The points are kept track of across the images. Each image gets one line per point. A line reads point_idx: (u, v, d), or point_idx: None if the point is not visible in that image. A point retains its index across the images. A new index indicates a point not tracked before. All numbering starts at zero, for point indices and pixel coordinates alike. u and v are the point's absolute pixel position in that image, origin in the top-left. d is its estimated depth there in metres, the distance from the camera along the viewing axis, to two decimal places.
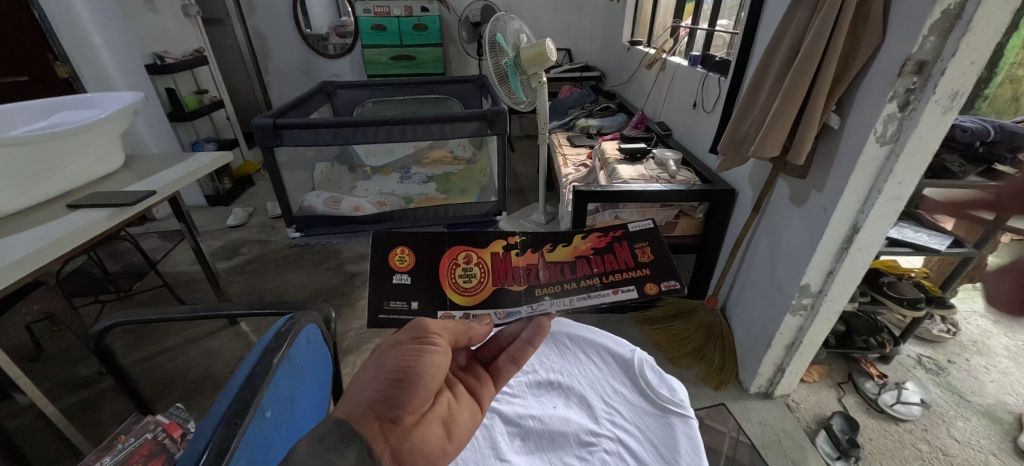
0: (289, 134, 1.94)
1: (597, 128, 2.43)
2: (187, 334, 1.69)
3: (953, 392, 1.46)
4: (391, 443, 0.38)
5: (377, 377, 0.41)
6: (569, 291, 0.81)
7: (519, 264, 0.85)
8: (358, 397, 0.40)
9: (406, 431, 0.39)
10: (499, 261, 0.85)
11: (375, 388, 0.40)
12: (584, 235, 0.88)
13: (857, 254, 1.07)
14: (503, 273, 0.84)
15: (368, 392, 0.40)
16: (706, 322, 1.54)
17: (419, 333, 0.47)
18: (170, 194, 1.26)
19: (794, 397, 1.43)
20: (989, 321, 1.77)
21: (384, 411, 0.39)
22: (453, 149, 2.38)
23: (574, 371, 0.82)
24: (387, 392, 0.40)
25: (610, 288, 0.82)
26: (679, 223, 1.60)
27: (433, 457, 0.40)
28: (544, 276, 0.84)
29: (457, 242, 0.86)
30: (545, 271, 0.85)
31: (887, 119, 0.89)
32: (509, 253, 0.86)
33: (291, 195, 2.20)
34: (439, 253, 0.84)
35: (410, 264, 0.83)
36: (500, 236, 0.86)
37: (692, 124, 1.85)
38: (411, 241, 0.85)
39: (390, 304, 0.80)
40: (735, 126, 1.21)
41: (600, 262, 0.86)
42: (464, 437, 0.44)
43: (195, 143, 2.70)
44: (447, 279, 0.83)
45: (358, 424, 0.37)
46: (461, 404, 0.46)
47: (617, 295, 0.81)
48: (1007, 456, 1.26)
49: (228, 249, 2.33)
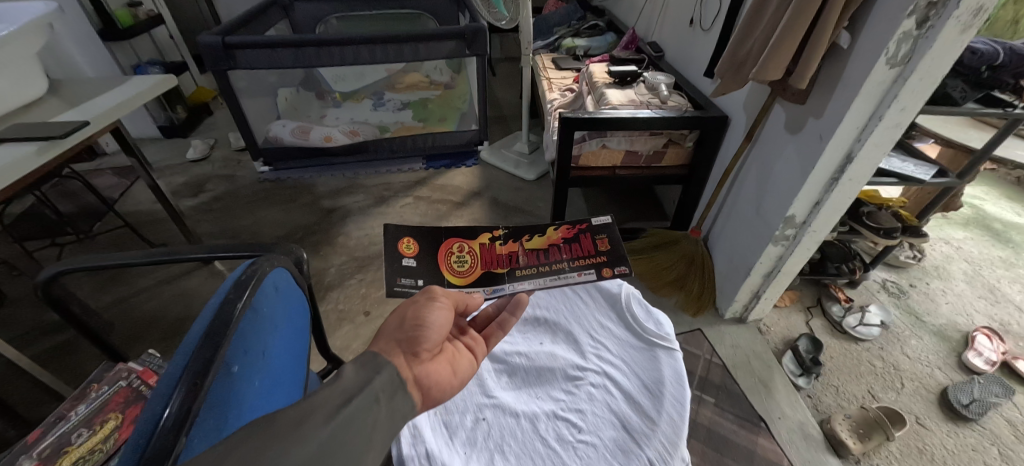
0: (242, 55, 1.75)
1: (585, 50, 2.26)
2: (158, 274, 1.62)
3: (911, 314, 1.56)
4: (412, 370, 0.38)
5: (398, 323, 0.41)
6: (542, 273, 0.78)
7: (503, 251, 0.81)
8: (384, 337, 0.39)
9: (426, 364, 0.39)
10: (486, 249, 0.81)
11: (398, 330, 0.40)
12: (556, 225, 0.85)
13: (847, 183, 1.05)
14: (489, 260, 0.80)
15: (391, 333, 0.40)
16: (688, 253, 1.57)
17: (426, 293, 0.46)
18: (108, 123, 1.12)
19: (766, 322, 1.50)
20: (952, 248, 1.85)
21: (407, 348, 0.39)
22: (429, 73, 2.13)
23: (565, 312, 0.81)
24: (408, 332, 0.40)
25: (576, 270, 0.77)
26: (667, 152, 1.54)
27: (447, 390, 0.40)
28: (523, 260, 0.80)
29: (452, 233, 0.81)
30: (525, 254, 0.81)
31: (901, 38, 0.82)
32: (494, 242, 0.82)
33: (254, 125, 2.06)
34: (437, 241, 0.79)
35: (415, 250, 0.77)
36: (486, 226, 0.83)
37: (687, 44, 1.72)
38: (416, 229, 0.79)
39: (401, 281, 0.73)
40: (737, 44, 1.11)
41: (570, 249, 0.82)
42: (469, 375, 0.44)
43: (137, 66, 2.42)
44: (444, 263, 0.77)
45: (385, 356, 0.37)
46: (465, 352, 0.45)
47: (581, 277, 0.76)
48: (949, 369, 1.38)
49: (192, 186, 2.18)
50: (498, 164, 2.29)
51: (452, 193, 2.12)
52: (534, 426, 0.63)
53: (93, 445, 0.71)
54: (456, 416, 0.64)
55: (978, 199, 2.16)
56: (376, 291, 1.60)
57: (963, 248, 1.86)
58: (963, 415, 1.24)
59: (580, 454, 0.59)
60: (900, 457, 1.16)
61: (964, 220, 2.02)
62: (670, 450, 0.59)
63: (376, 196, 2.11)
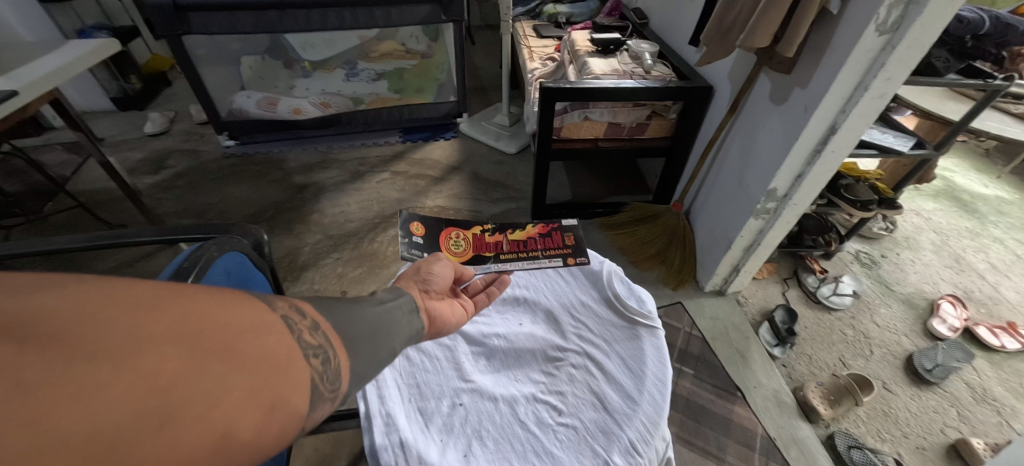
0: (197, 19, 1.63)
1: (566, 16, 2.16)
2: (118, 257, 1.53)
3: (881, 283, 1.60)
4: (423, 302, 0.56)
5: (415, 272, 0.62)
6: (519, 259, 0.88)
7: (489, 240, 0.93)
8: (406, 279, 0.59)
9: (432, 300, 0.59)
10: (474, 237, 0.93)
11: (416, 277, 0.61)
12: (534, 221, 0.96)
13: (829, 156, 1.04)
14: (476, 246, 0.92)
15: (411, 278, 0.60)
16: (670, 226, 1.55)
17: (434, 256, 0.67)
18: (42, 93, 1.02)
19: (743, 294, 1.53)
20: (922, 218, 1.90)
21: (420, 287, 0.59)
22: (405, 41, 1.96)
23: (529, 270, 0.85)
24: (422, 279, 0.61)
25: (546, 257, 0.86)
26: (650, 124, 1.50)
27: (448, 320, 0.59)
28: (506, 244, 0.92)
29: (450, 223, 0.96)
30: (509, 239, 0.93)
31: (892, 3, 0.79)
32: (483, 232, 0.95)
33: (216, 96, 1.93)
34: (438, 229, 0.95)
35: (421, 232, 0.94)
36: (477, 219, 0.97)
37: (672, 11, 1.66)
38: (423, 217, 0.96)
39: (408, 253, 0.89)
40: (724, 10, 1.06)
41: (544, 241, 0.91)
42: (464, 323, 0.64)
43: (81, 31, 2.22)
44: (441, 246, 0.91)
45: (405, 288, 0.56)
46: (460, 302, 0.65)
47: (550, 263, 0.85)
48: (915, 336, 1.43)
49: (152, 162, 2.05)
50: (478, 137, 2.22)
51: (431, 167, 2.05)
52: (513, 410, 0.61)
53: None
54: (432, 402, 0.62)
55: (949, 171, 2.21)
56: (353, 270, 1.55)
57: (932, 218, 1.91)
58: (925, 379, 1.30)
59: (560, 438, 0.58)
60: (867, 420, 1.21)
61: (934, 191, 2.07)
62: (651, 430, 0.58)
63: (351, 171, 2.03)
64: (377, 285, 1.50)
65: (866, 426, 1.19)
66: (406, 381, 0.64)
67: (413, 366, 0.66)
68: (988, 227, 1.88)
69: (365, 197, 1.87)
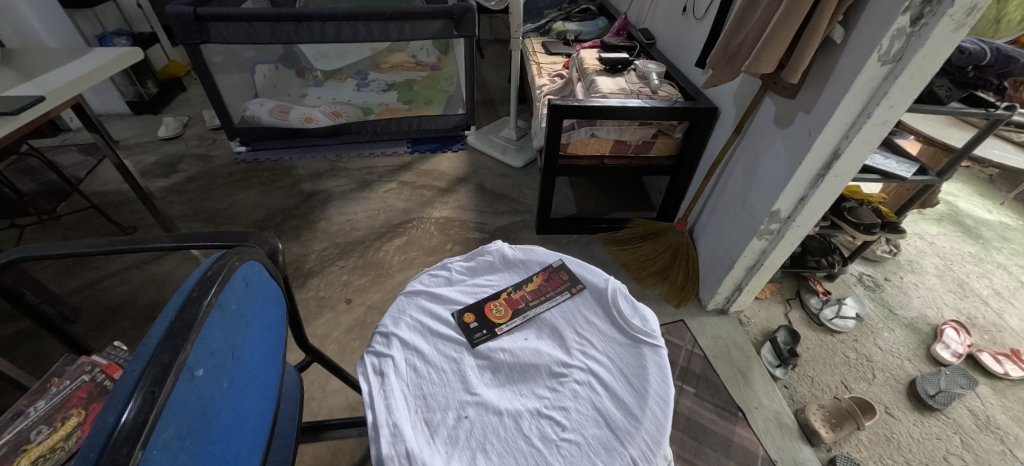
0: (216, 28, 1.69)
1: (575, 34, 2.21)
2: (127, 259, 1.55)
3: (884, 306, 1.60)
4: None
5: None
6: (549, 304, 0.80)
7: (509, 296, 0.81)
8: None
9: None
10: (498, 299, 0.81)
11: None
12: (531, 269, 0.87)
13: (833, 180, 1.06)
14: (507, 304, 0.80)
15: None
16: (673, 243, 1.57)
17: None
18: (66, 97, 1.05)
19: (746, 313, 1.53)
20: (926, 242, 1.91)
21: None
22: (415, 53, 2.06)
23: (516, 266, 0.88)
24: None
25: (570, 293, 0.82)
26: (655, 142, 1.53)
27: None
28: (528, 295, 0.82)
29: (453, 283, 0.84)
30: (528, 290, 0.83)
31: (895, 35, 0.81)
32: (499, 295, 0.82)
33: (229, 102, 1.98)
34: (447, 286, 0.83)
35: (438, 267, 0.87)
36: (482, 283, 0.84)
37: (679, 33, 1.70)
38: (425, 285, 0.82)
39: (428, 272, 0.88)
40: (730, 35, 1.09)
41: (554, 280, 0.84)
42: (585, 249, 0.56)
43: (102, 37, 2.28)
44: (482, 310, 0.78)
45: None
46: None
47: (577, 295, 0.82)
48: (918, 361, 1.42)
49: (164, 166, 2.08)
50: (485, 150, 2.25)
51: (437, 178, 2.08)
52: (517, 425, 0.62)
53: (54, 442, 0.68)
54: (438, 413, 0.63)
55: (953, 195, 2.22)
56: (358, 278, 1.56)
57: (936, 242, 1.91)
58: (929, 405, 1.29)
59: (563, 453, 0.59)
60: (869, 444, 1.20)
61: (939, 216, 2.08)
62: (653, 449, 0.59)
63: (359, 180, 2.05)
64: (381, 294, 1.51)
65: (868, 451, 1.19)
66: (412, 392, 0.65)
67: (420, 377, 0.68)
68: (991, 252, 1.88)
69: (371, 206, 1.90)
